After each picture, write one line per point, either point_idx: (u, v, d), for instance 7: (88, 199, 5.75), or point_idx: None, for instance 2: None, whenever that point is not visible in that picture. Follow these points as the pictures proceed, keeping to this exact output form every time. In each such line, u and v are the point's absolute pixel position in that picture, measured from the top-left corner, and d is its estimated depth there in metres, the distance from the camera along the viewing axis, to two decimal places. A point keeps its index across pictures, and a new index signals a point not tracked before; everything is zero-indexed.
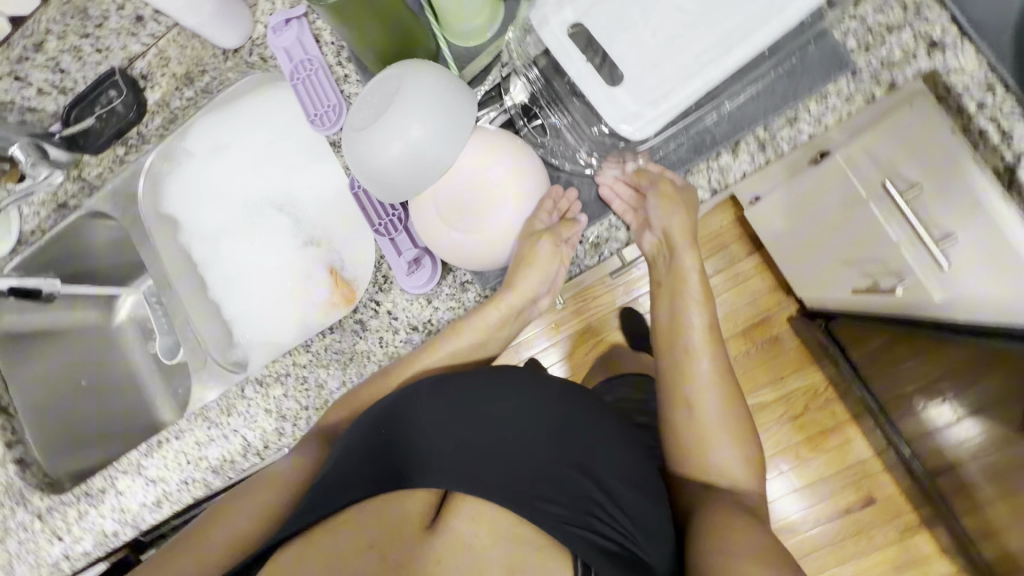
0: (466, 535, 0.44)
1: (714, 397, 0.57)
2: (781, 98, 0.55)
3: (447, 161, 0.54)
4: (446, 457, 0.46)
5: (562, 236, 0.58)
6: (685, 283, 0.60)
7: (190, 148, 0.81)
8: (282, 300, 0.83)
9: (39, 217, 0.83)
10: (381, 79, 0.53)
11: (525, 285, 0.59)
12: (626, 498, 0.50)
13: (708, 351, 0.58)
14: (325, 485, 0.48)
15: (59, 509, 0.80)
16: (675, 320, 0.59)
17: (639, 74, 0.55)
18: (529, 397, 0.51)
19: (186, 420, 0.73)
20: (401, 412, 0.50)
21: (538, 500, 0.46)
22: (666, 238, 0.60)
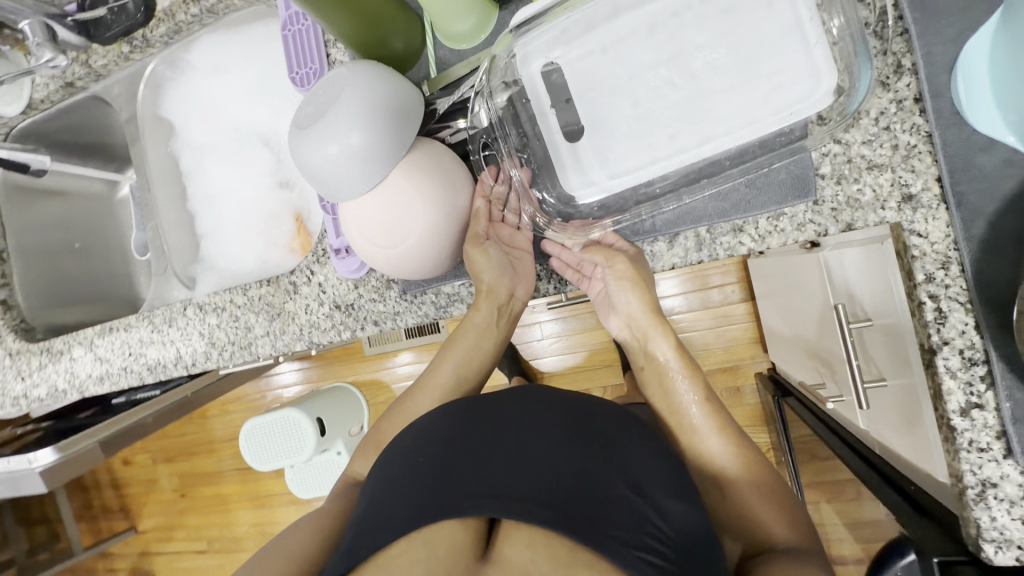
0: (521, 561, 0.36)
1: (725, 453, 0.55)
2: (731, 206, 0.52)
3: (389, 168, 0.54)
4: (486, 480, 0.42)
5: (479, 233, 0.60)
6: (666, 366, 0.60)
7: (194, 62, 0.84)
8: (248, 232, 0.86)
9: (48, 90, 0.86)
10: (324, 80, 0.55)
11: (483, 286, 0.60)
12: (676, 519, 0.44)
13: (716, 430, 0.56)
14: (361, 532, 0.43)
15: (26, 355, 0.91)
16: (671, 403, 0.59)
17: (604, 141, 0.54)
18: (540, 414, 0.49)
19: (136, 318, 0.81)
20: (434, 440, 0.47)
21: (600, 521, 0.39)
22: (633, 315, 0.61)
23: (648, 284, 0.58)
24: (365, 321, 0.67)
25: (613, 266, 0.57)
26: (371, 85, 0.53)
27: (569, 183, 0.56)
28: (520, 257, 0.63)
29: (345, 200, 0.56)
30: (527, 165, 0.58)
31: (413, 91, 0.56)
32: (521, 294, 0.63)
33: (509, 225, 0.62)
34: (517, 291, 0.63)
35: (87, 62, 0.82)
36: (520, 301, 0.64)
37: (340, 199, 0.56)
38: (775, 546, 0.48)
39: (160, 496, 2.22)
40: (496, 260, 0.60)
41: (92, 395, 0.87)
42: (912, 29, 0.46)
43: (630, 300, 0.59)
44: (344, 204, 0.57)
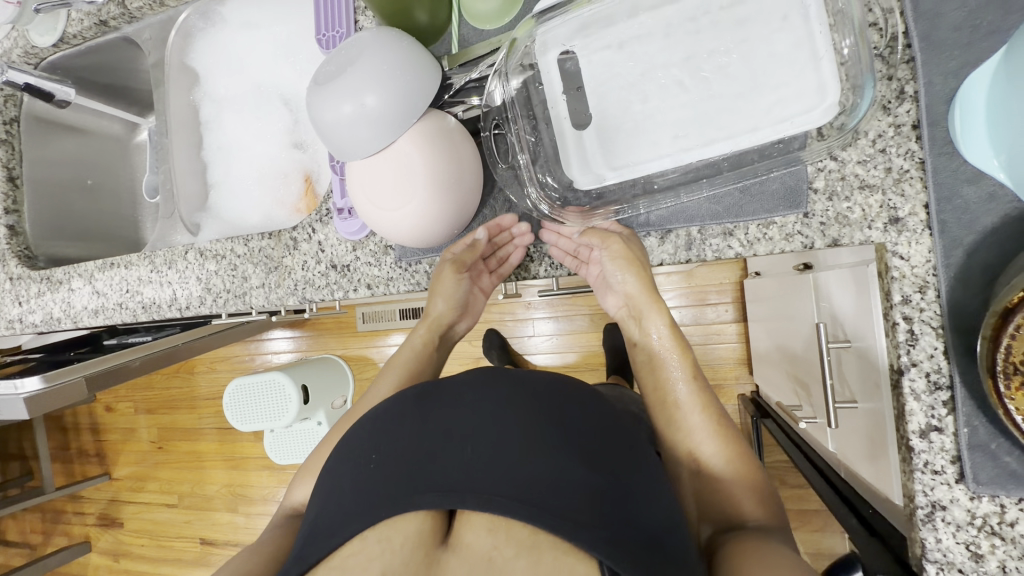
0: (482, 548, 0.38)
1: (706, 435, 0.57)
2: (724, 209, 0.53)
3: (397, 134, 0.56)
4: (440, 474, 0.42)
5: (465, 263, 0.64)
6: (656, 345, 0.62)
7: (226, 16, 0.86)
8: (258, 187, 0.89)
9: (83, 26, 0.88)
10: (347, 43, 0.57)
11: (438, 306, 0.65)
12: (642, 498, 0.43)
13: (699, 407, 0.58)
14: (321, 528, 0.44)
15: (25, 281, 0.92)
16: (659, 383, 0.60)
17: (610, 135, 0.55)
18: (494, 395, 0.48)
19: (138, 256, 0.83)
20: (387, 436, 0.47)
21: (560, 505, 0.39)
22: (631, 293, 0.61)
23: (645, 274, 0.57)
24: (358, 284, 0.69)
25: (608, 246, 0.57)
26: (391, 57, 0.55)
27: (571, 173, 0.57)
28: (477, 295, 0.69)
29: (353, 160, 0.59)
30: (531, 150, 0.59)
31: (432, 65, 0.57)
32: (458, 328, 0.70)
33: (487, 266, 0.67)
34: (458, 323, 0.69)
35: (122, 3, 0.83)
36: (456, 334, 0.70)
37: (349, 158, 0.59)
38: (747, 524, 0.51)
39: (138, 446, 2.24)
40: (459, 292, 0.65)
41: (85, 326, 0.89)
42: (917, 58, 0.47)
43: (625, 282, 0.58)
44: (348, 164, 0.60)
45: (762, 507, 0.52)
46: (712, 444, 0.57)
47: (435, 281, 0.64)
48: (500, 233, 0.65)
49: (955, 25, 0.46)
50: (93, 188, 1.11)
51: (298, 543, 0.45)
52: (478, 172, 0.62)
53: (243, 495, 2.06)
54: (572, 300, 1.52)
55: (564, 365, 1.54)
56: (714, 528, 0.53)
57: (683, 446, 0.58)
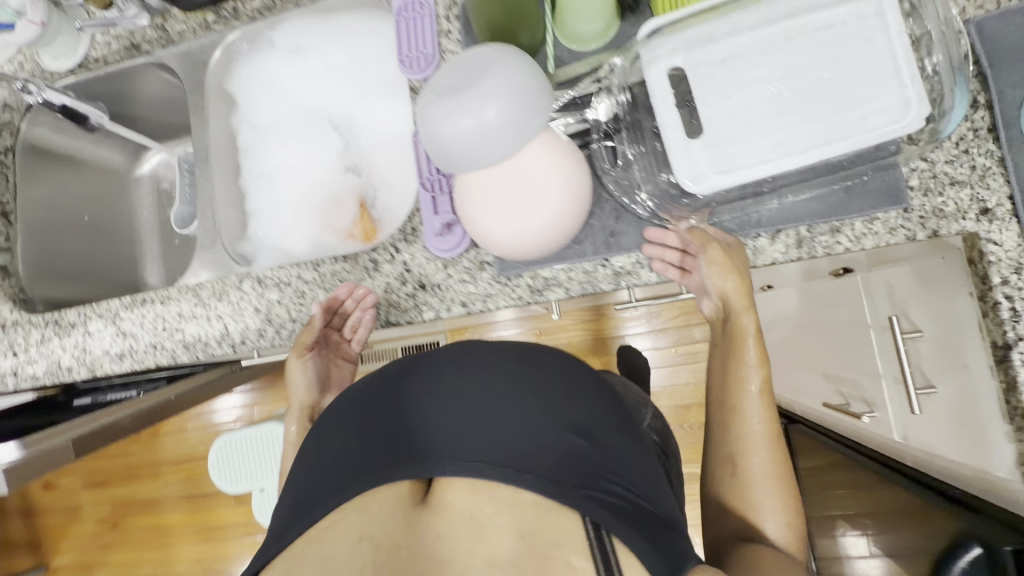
0: (462, 508, 0.42)
1: (763, 452, 0.55)
2: (830, 208, 0.57)
3: (510, 151, 0.55)
4: (418, 446, 0.46)
5: (305, 345, 0.70)
6: (742, 344, 0.58)
7: (275, 41, 0.83)
8: (306, 214, 0.84)
9: (110, 49, 0.83)
10: (464, 57, 0.56)
11: (295, 388, 0.71)
12: (615, 452, 0.47)
13: (763, 414, 0.56)
14: (301, 506, 0.47)
15: (23, 327, 0.80)
16: (730, 380, 0.58)
17: (720, 140, 0.57)
18: (475, 366, 0.49)
19: (176, 290, 0.75)
20: (362, 412, 0.50)
21: (537, 464, 0.43)
22: (727, 292, 0.58)
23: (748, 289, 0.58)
24: (452, 302, 0.66)
25: (718, 256, 0.58)
26: (517, 73, 0.54)
27: (676, 179, 0.58)
28: (337, 368, 0.75)
29: (458, 173, 0.58)
30: (642, 160, 0.61)
31: (546, 89, 0.56)
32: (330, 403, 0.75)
33: (341, 335, 0.74)
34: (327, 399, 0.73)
35: (163, 27, 0.80)
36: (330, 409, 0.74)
37: (454, 171, 0.58)
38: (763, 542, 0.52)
39: (84, 527, 1.94)
40: (313, 370, 0.71)
41: (104, 375, 0.79)
42: (987, 72, 0.55)
43: (723, 286, 0.58)
44: (454, 173, 0.59)
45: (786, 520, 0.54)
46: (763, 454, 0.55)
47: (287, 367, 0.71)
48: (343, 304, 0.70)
49: (1014, 46, 0.54)
50: (91, 225, 1.00)
51: (279, 517, 0.49)
52: (586, 191, 0.59)
53: (219, 571, 1.81)
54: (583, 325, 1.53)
55: None
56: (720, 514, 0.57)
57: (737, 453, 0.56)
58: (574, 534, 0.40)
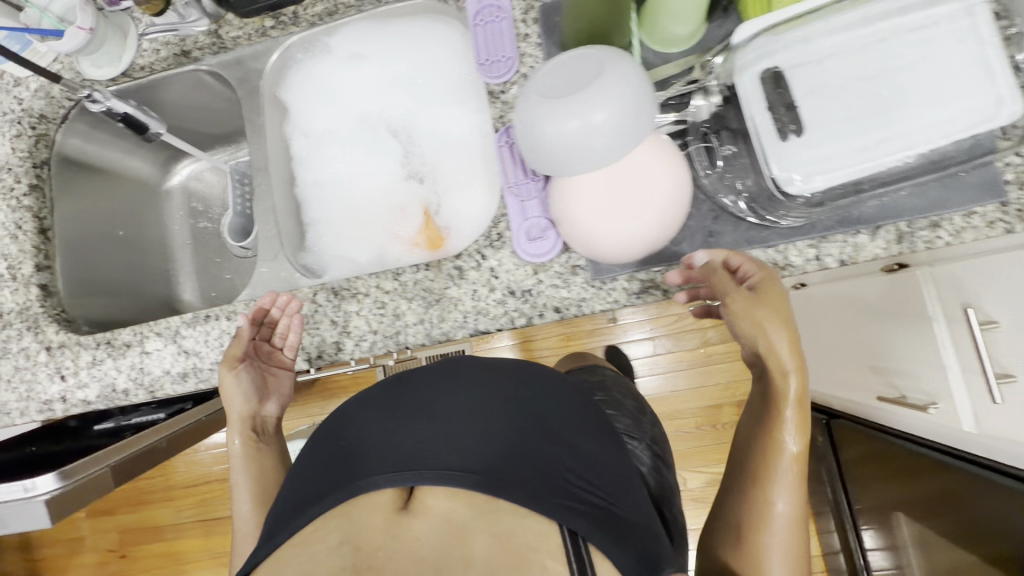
0: (442, 509, 0.42)
1: (781, 535, 0.53)
2: (929, 203, 0.58)
3: (614, 155, 0.55)
4: (404, 453, 0.47)
5: (236, 355, 0.69)
6: (782, 406, 0.55)
7: (332, 47, 0.81)
8: (370, 223, 0.82)
9: (159, 56, 0.80)
10: (574, 59, 0.55)
11: (229, 405, 0.69)
12: (592, 464, 0.50)
13: (790, 495, 0.54)
14: (285, 514, 0.47)
15: (72, 349, 0.76)
16: (765, 445, 0.55)
17: (820, 138, 0.56)
18: (464, 384, 0.53)
19: (244, 305, 0.72)
20: (357, 424, 0.52)
21: (519, 471, 0.45)
22: (770, 348, 0.55)
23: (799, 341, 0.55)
24: (544, 308, 0.65)
25: (763, 300, 0.55)
26: (627, 77, 0.53)
27: (773, 183, 0.57)
28: (274, 376, 0.74)
29: (556, 174, 0.58)
30: (738, 161, 0.60)
31: (652, 96, 0.55)
32: (274, 411, 0.73)
33: (270, 344, 0.73)
34: (267, 407, 0.72)
35: (218, 32, 0.79)
36: (272, 416, 0.73)
37: (552, 172, 0.58)
38: None
39: (87, 559, 1.83)
40: (248, 380, 0.70)
41: (163, 396, 0.75)
42: None
43: (773, 343, 0.54)
44: (550, 174, 0.58)
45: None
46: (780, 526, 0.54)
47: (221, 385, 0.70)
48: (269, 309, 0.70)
49: None
50: (125, 240, 0.95)
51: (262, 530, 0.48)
52: (684, 197, 0.58)
53: None
54: (612, 327, 1.53)
55: None
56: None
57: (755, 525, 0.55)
58: (550, 539, 0.41)
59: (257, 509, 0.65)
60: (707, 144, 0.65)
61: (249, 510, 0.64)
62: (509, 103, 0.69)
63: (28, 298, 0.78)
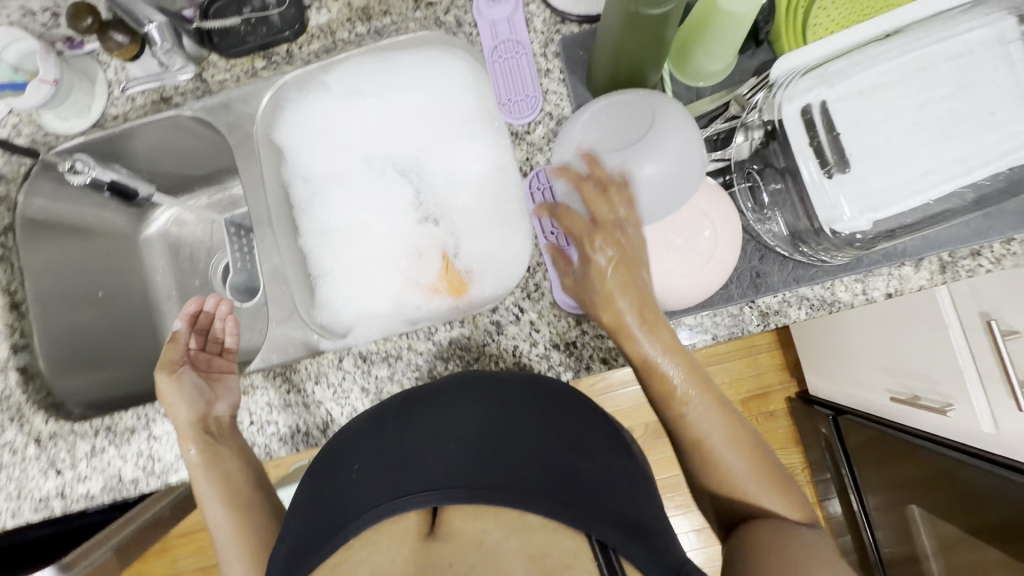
0: (473, 532, 0.41)
1: (729, 451, 0.50)
2: (972, 233, 0.58)
3: (658, 210, 0.52)
4: (424, 474, 0.45)
5: (173, 363, 0.68)
6: (640, 345, 0.50)
7: (328, 83, 0.74)
8: (387, 269, 0.77)
9: (134, 105, 0.72)
10: (627, 101, 0.52)
11: (172, 409, 0.65)
12: (614, 467, 0.47)
13: (711, 417, 0.51)
14: (307, 539, 0.46)
15: (66, 439, 0.68)
16: (659, 386, 0.51)
17: (869, 175, 0.54)
18: (475, 402, 0.51)
19: (261, 377, 0.67)
20: (372, 448, 0.49)
21: (541, 482, 0.43)
22: (590, 292, 0.50)
23: (630, 248, 0.49)
24: (591, 360, 0.62)
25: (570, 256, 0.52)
26: (683, 134, 0.50)
27: (815, 220, 0.56)
28: (221, 377, 0.70)
29: None
30: (787, 199, 0.59)
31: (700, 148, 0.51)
32: (224, 412, 0.67)
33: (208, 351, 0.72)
34: (218, 407, 0.67)
35: (201, 77, 0.72)
36: (227, 416, 0.67)
37: None
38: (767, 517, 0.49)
39: None
40: (190, 383, 0.67)
41: (178, 482, 0.69)
42: None
43: (599, 281, 0.49)
44: None
45: (773, 492, 0.51)
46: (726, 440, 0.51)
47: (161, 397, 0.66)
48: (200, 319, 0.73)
49: None
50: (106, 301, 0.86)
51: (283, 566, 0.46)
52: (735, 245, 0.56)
53: None
54: None
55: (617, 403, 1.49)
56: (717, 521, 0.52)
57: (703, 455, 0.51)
58: (580, 553, 0.39)
59: (234, 520, 0.62)
60: (749, 183, 0.64)
61: (223, 515, 0.62)
62: (536, 145, 0.65)
63: (8, 384, 0.70)
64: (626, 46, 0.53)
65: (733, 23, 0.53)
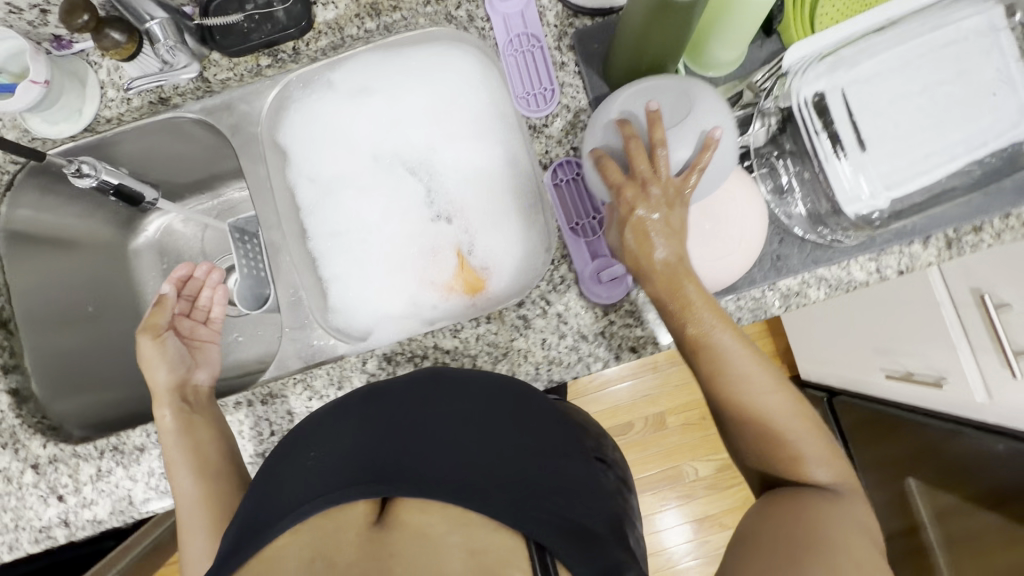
0: (416, 523, 0.41)
1: (778, 409, 0.52)
2: (974, 210, 0.61)
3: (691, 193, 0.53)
4: (391, 464, 0.46)
5: (158, 326, 0.67)
6: (690, 306, 0.51)
7: (335, 81, 0.73)
8: (399, 271, 0.73)
9: (129, 106, 0.69)
10: (666, 86, 0.52)
11: (151, 373, 0.65)
12: (564, 470, 0.49)
13: (763, 375, 0.52)
14: (263, 517, 0.45)
15: (66, 463, 0.64)
16: (708, 349, 0.51)
17: (880, 157, 0.57)
18: (459, 400, 0.52)
19: (280, 385, 0.64)
20: (335, 435, 0.50)
21: (498, 485, 0.44)
22: (640, 254, 0.51)
23: (674, 214, 0.50)
24: (620, 349, 0.62)
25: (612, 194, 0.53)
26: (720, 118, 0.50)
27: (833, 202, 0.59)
28: (200, 347, 0.71)
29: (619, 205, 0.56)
30: (807, 181, 0.62)
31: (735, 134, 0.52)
32: (202, 383, 0.68)
33: (192, 319, 0.72)
34: (197, 376, 0.67)
35: (202, 76, 0.69)
36: (204, 386, 0.68)
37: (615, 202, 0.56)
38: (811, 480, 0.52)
39: None
40: (174, 349, 0.67)
41: None
42: None
43: (639, 230, 0.50)
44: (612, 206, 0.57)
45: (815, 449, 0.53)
46: (774, 399, 0.52)
47: (141, 360, 0.66)
48: (187, 286, 0.72)
49: None
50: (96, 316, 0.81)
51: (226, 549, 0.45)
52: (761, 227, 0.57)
53: None
54: None
55: (616, 398, 1.49)
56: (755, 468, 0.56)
57: (747, 417, 0.53)
58: (516, 551, 0.40)
59: (201, 489, 0.59)
60: (768, 169, 0.65)
61: (191, 484, 0.59)
62: (553, 137, 0.67)
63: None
64: (654, 36, 0.53)
65: (750, 14, 0.55)
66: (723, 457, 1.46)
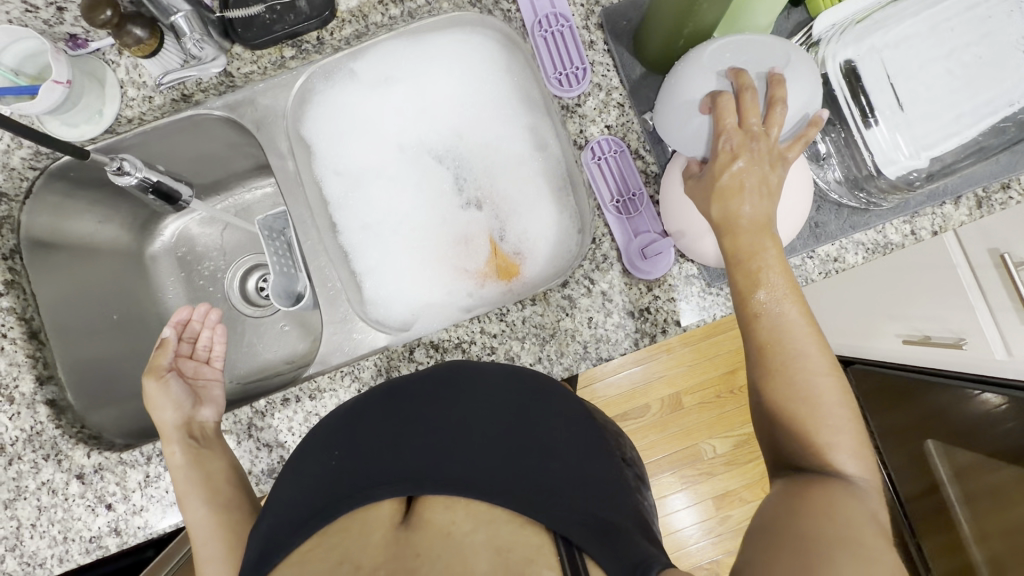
0: (442, 523, 0.42)
1: (828, 389, 0.47)
2: (1003, 168, 0.63)
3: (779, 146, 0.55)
4: (414, 466, 0.45)
5: (158, 368, 0.64)
6: (759, 257, 0.50)
7: (358, 70, 0.72)
8: (431, 259, 0.72)
9: (152, 104, 0.68)
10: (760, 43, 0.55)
11: (156, 412, 0.62)
12: (586, 464, 0.48)
13: (812, 343, 0.49)
14: (288, 522, 0.44)
15: (112, 471, 0.63)
16: (760, 314, 0.50)
17: (911, 122, 0.59)
18: (479, 398, 0.51)
19: (329, 377, 0.64)
20: (357, 437, 0.49)
21: (521, 484, 0.44)
22: (729, 215, 0.51)
23: (772, 174, 0.51)
24: (666, 323, 0.63)
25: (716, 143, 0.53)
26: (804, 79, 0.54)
27: (870, 165, 0.61)
28: (204, 386, 0.67)
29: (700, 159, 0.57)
30: (841, 147, 0.64)
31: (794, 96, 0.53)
32: (208, 419, 0.64)
33: (195, 359, 0.69)
34: (203, 412, 0.64)
35: (227, 71, 0.69)
36: (212, 422, 0.64)
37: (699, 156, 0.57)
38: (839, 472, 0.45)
39: None
40: (177, 387, 0.64)
41: None
42: None
43: (734, 180, 0.51)
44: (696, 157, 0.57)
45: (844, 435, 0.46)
46: (823, 384, 0.47)
47: (145, 403, 0.63)
48: (188, 328, 0.69)
49: None
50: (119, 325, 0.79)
51: (252, 552, 0.45)
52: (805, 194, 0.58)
53: None
54: None
55: (633, 380, 1.51)
56: (771, 462, 0.50)
57: (787, 392, 0.48)
58: (542, 550, 0.39)
59: (214, 518, 0.57)
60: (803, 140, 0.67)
61: (204, 516, 0.57)
62: (586, 116, 0.67)
63: (38, 420, 0.63)
64: (703, 3, 0.53)
65: None
66: (741, 433, 1.48)
